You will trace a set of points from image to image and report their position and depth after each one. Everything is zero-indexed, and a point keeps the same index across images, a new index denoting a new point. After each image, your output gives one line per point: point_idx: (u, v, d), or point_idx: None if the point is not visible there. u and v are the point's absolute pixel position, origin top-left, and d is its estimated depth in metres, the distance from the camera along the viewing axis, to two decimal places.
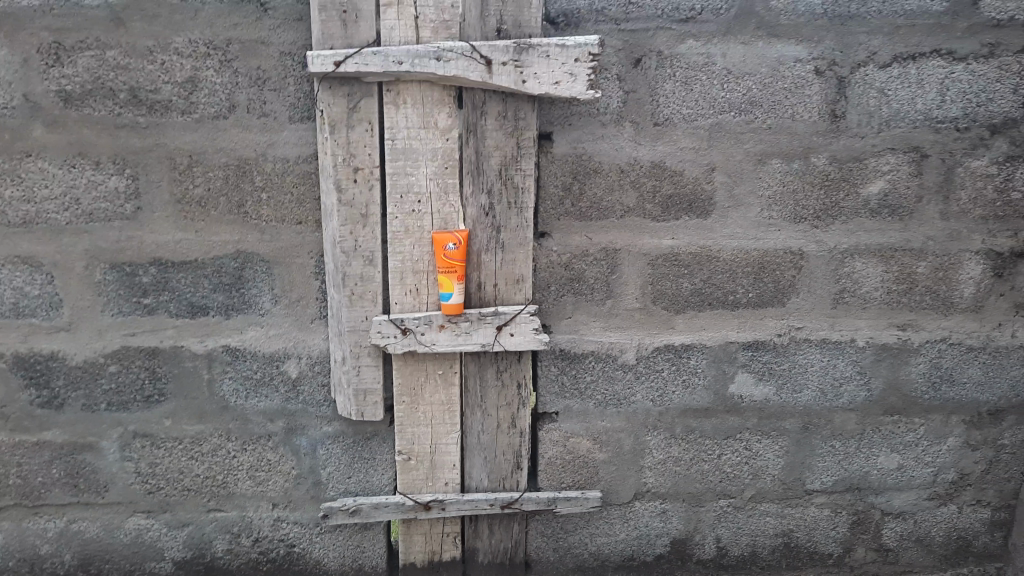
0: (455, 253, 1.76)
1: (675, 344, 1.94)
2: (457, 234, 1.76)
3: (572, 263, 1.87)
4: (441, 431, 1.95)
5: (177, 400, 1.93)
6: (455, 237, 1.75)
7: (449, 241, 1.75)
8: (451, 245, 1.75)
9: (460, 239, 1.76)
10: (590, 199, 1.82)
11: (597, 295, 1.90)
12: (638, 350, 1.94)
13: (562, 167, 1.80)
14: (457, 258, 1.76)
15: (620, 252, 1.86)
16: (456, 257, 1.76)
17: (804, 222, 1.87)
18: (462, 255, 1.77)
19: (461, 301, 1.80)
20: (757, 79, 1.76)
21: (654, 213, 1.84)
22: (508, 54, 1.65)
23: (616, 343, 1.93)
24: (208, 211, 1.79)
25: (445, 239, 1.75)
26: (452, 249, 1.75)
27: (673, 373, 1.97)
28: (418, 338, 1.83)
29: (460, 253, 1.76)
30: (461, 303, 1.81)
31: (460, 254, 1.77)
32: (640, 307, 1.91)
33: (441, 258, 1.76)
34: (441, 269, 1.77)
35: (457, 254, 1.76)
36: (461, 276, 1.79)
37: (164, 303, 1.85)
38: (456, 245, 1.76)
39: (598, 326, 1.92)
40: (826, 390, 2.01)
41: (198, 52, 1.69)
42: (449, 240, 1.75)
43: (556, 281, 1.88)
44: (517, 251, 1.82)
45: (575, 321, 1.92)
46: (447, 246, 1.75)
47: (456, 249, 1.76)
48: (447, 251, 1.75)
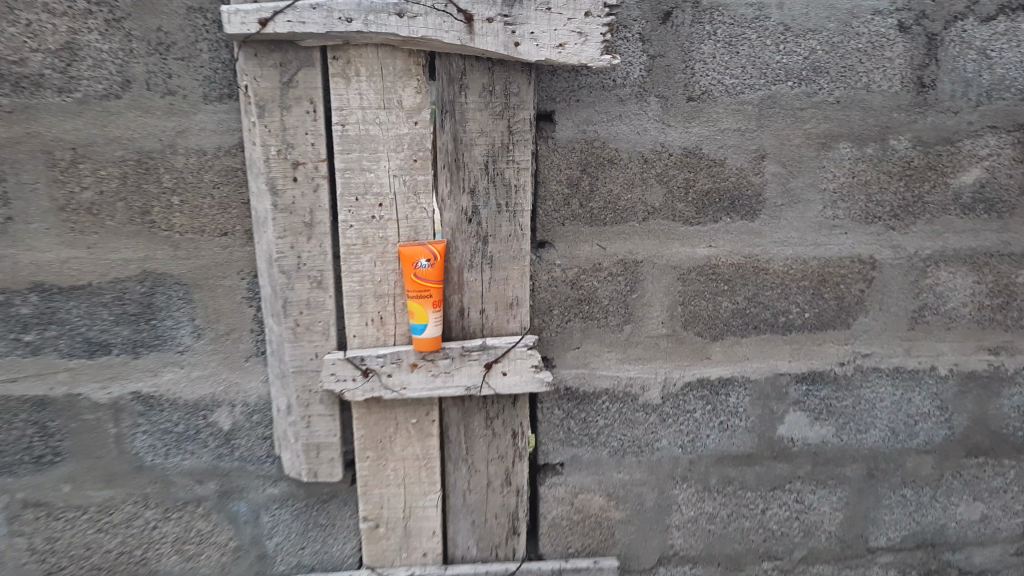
0: (427, 273, 1.35)
1: (710, 377, 1.54)
2: (430, 248, 1.35)
3: (581, 279, 1.45)
4: (417, 493, 1.54)
5: (77, 460, 1.50)
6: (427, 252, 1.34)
7: (419, 258, 1.34)
8: (422, 262, 1.34)
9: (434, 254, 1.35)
10: (603, 198, 1.40)
11: (613, 320, 1.49)
12: (664, 387, 1.54)
13: (568, 157, 1.37)
14: (430, 280, 1.36)
15: (642, 265, 1.45)
16: (428, 279, 1.35)
17: (878, 222, 1.45)
18: (437, 274, 1.36)
19: (438, 333, 1.39)
20: (824, 38, 1.34)
21: (686, 215, 1.42)
22: (495, 7, 1.22)
23: (637, 379, 1.53)
24: (103, 220, 1.36)
25: (414, 255, 1.34)
26: (423, 268, 1.34)
27: (707, 414, 1.57)
28: (384, 380, 1.42)
29: (434, 274, 1.35)
30: (438, 335, 1.40)
31: (435, 274, 1.36)
32: (667, 332, 1.50)
33: (409, 278, 1.35)
34: (410, 292, 1.36)
35: (430, 275, 1.35)
36: (437, 301, 1.38)
37: (52, 340, 1.42)
38: (428, 263, 1.35)
39: (614, 358, 1.52)
40: (897, 430, 1.61)
41: (75, 9, 1.26)
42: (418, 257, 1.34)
43: (560, 302, 1.47)
44: (509, 267, 1.40)
45: (584, 352, 1.51)
46: (416, 264, 1.34)
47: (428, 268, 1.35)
48: (417, 270, 1.34)
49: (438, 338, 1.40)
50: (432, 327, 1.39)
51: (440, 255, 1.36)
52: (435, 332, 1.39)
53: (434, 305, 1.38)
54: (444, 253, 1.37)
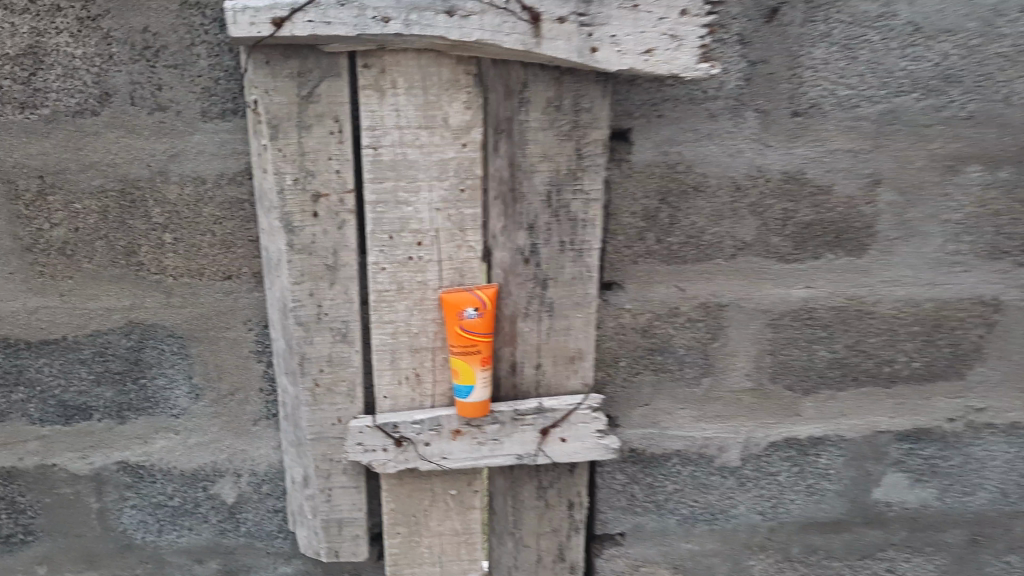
0: (473, 326, 1.12)
1: (798, 435, 1.32)
2: (479, 297, 1.11)
3: (654, 326, 1.22)
4: (454, 571, 1.31)
5: (53, 540, 1.27)
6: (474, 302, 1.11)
7: (464, 309, 1.11)
8: (467, 313, 1.11)
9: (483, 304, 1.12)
10: (685, 232, 1.16)
11: (689, 373, 1.26)
12: (745, 447, 1.32)
13: (645, 183, 1.13)
14: (478, 335, 1.13)
15: (726, 310, 1.22)
16: (475, 333, 1.12)
17: (1006, 258, 1.22)
18: (486, 328, 1.13)
19: (485, 397, 1.16)
20: (960, 41, 1.10)
21: (783, 251, 1.19)
22: (569, 4, 0.97)
23: (714, 439, 1.31)
24: (77, 263, 1.12)
25: (459, 306, 1.11)
26: (469, 321, 1.11)
27: (792, 476, 1.35)
28: (420, 451, 1.19)
29: (481, 327, 1.12)
30: (485, 400, 1.16)
31: (482, 327, 1.12)
32: (752, 386, 1.27)
33: (453, 331, 1.12)
34: (452, 347, 1.13)
35: (477, 329, 1.12)
36: (486, 359, 1.14)
37: (20, 404, 1.18)
38: (476, 314, 1.12)
39: (689, 416, 1.29)
40: (1008, 492, 1.39)
41: (39, 3, 1.00)
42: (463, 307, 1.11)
43: (628, 353, 1.23)
44: (572, 315, 1.16)
45: (654, 409, 1.28)
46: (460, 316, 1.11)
47: (475, 321, 1.12)
48: (461, 324, 1.11)
49: (485, 404, 1.16)
50: (478, 391, 1.15)
51: (491, 305, 1.13)
52: (482, 396, 1.15)
53: (481, 364, 1.14)
54: (496, 300, 1.14)
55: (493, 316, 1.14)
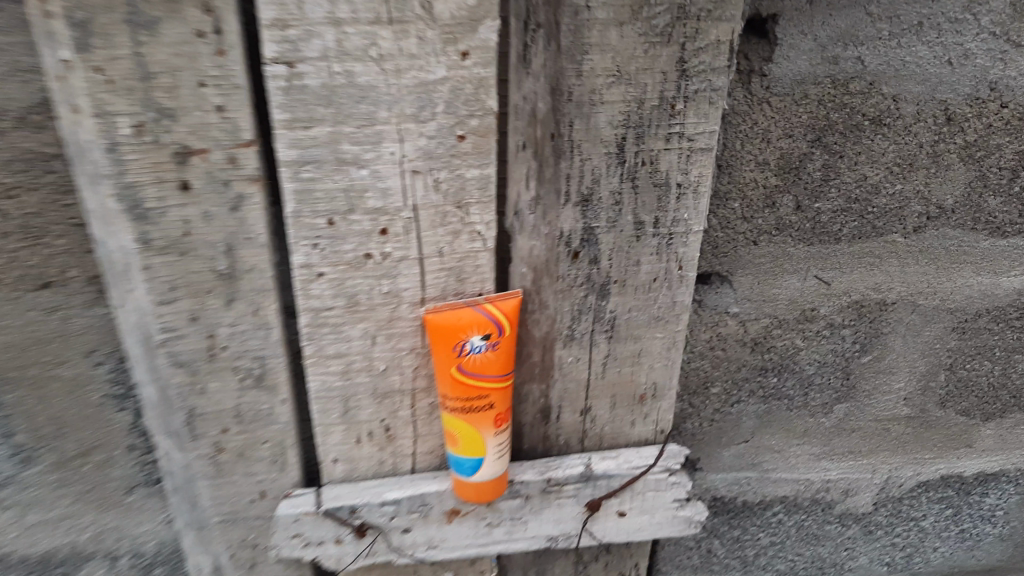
0: (480, 365, 0.65)
1: (960, 472, 0.88)
2: (489, 317, 0.64)
3: (771, 337, 0.75)
4: None
5: None
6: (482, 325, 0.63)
7: (464, 337, 0.64)
8: (471, 344, 0.64)
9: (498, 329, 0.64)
10: (847, 194, 0.67)
11: (817, 399, 0.80)
12: (881, 490, 0.89)
13: (789, 115, 0.63)
14: (488, 378, 0.66)
15: (893, 311, 0.75)
16: (482, 375, 0.65)
17: None
18: (503, 364, 0.66)
19: (501, 471, 0.70)
20: None
21: (999, 220, 0.72)
22: None
23: (839, 482, 0.87)
24: None
25: (455, 333, 0.63)
26: (473, 357, 0.64)
27: (941, 522, 0.93)
28: (392, 541, 0.73)
29: (493, 365, 0.65)
30: (501, 475, 0.70)
31: (495, 366, 0.65)
32: (909, 415, 0.82)
33: (446, 376, 0.65)
34: (445, 400, 0.66)
35: (487, 370, 0.65)
36: (503, 415, 0.68)
37: None
38: (486, 348, 0.64)
39: (807, 454, 0.84)
40: None
41: None
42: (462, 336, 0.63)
43: (725, 376, 0.77)
44: (647, 334, 0.69)
45: (755, 447, 0.83)
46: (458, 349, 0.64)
47: (483, 356, 0.64)
48: (459, 361, 0.64)
49: (501, 480, 0.70)
50: (490, 464, 0.69)
51: (510, 329, 0.65)
52: (497, 471, 0.69)
53: (496, 423, 0.67)
54: (517, 322, 0.66)
55: (512, 345, 0.66)
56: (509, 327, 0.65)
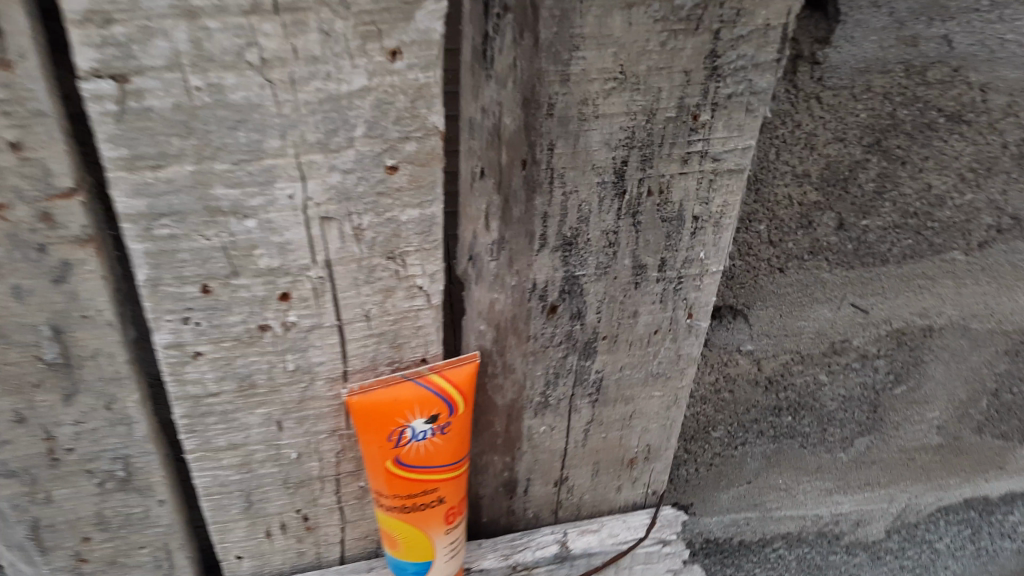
0: (425, 454, 0.48)
1: (986, 493, 0.77)
2: (436, 395, 0.47)
3: (790, 374, 0.60)
4: None
5: None
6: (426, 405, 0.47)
7: (403, 423, 0.47)
8: (412, 430, 0.47)
9: (448, 407, 0.48)
10: (904, 207, 0.51)
11: (838, 434, 0.66)
12: (897, 517, 0.76)
13: (845, 113, 0.46)
14: (436, 468, 0.49)
15: (939, 337, 0.60)
16: (428, 465, 0.49)
17: None
18: (456, 448, 0.50)
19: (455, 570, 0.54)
20: None
21: None
22: None
23: (852, 514, 0.74)
24: None
25: (390, 418, 0.47)
26: (415, 446, 0.48)
27: (960, 543, 0.81)
28: None
29: (443, 451, 0.49)
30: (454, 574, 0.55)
31: (446, 453, 0.49)
32: (940, 443, 0.69)
33: (381, 468, 0.49)
34: (378, 496, 0.50)
35: (434, 459, 0.49)
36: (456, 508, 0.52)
37: None
38: (430, 429, 0.48)
39: (819, 489, 0.71)
40: None
41: None
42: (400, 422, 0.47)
43: (730, 419, 0.62)
44: (642, 394, 0.53)
45: (760, 488, 0.69)
46: (395, 438, 0.47)
47: (429, 443, 0.48)
48: (397, 452, 0.48)
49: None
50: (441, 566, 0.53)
51: (463, 404, 0.49)
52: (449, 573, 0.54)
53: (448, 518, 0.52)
54: (471, 390, 0.49)
55: (467, 422, 0.50)
56: (463, 403, 0.48)
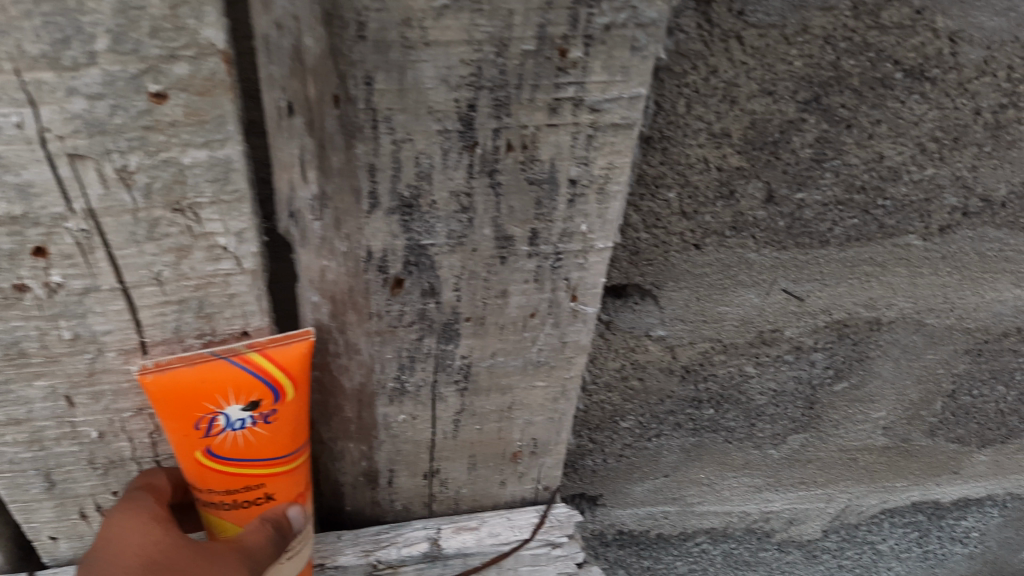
0: (246, 448, 0.39)
1: (937, 497, 0.69)
2: (255, 380, 0.38)
3: (711, 364, 0.51)
4: None
5: None
6: (241, 392, 0.38)
7: (212, 412, 0.38)
8: (225, 420, 0.38)
9: (273, 395, 0.38)
10: (849, 180, 0.42)
11: (767, 431, 0.58)
12: (835, 518, 0.68)
13: (774, 59, 0.36)
14: (262, 464, 0.40)
15: (888, 331, 0.52)
16: (251, 461, 0.40)
17: None
18: (290, 441, 0.41)
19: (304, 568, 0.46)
20: None
21: None
22: None
23: (785, 512, 0.66)
24: None
25: (195, 405, 0.37)
26: (231, 439, 0.39)
27: (905, 545, 0.74)
28: None
29: (269, 445, 0.40)
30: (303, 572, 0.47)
31: (273, 448, 0.40)
32: (887, 445, 0.61)
33: (190, 461, 0.40)
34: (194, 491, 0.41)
35: (257, 454, 0.40)
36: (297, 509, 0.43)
37: None
38: (246, 420, 0.38)
39: (748, 485, 0.63)
40: None
41: None
42: (207, 411, 0.38)
43: (639, 409, 0.54)
44: (522, 384, 0.45)
45: (679, 482, 0.61)
46: (204, 428, 0.38)
47: (249, 435, 0.39)
48: (207, 444, 0.39)
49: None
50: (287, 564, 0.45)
51: (297, 392, 0.40)
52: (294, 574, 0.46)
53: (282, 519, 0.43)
54: (307, 372, 0.40)
55: (305, 411, 0.41)
56: (293, 392, 0.39)
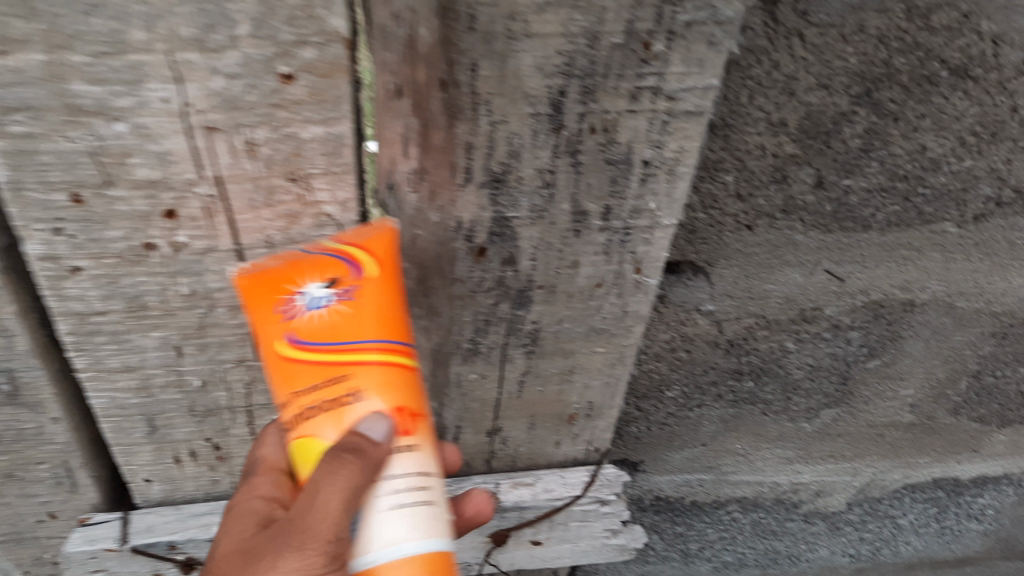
0: (331, 331, 0.33)
1: (957, 475, 0.72)
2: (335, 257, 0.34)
3: (754, 338, 0.55)
4: None
5: None
6: (320, 268, 0.33)
7: (291, 294, 0.33)
8: (306, 300, 0.33)
9: (354, 269, 0.33)
10: (893, 169, 0.46)
11: (802, 404, 0.62)
12: (860, 491, 0.72)
13: (832, 55, 0.40)
14: (343, 356, 0.33)
15: (920, 313, 0.55)
16: (337, 352, 0.33)
17: None
18: (383, 326, 0.33)
19: (425, 552, 0.31)
20: None
21: None
22: None
23: (813, 484, 0.70)
24: None
25: (275, 286, 0.33)
26: (313, 322, 0.33)
27: (924, 520, 0.78)
28: None
29: (349, 330, 0.33)
30: (433, 562, 0.31)
31: (357, 335, 0.33)
32: (913, 422, 0.65)
33: (275, 368, 0.33)
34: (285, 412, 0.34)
35: (340, 341, 0.33)
36: (394, 422, 0.33)
37: None
38: (329, 299, 0.33)
39: (780, 457, 0.67)
40: None
41: None
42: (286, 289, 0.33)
43: (684, 380, 0.58)
44: (583, 349, 0.49)
45: (716, 451, 0.65)
46: (284, 311, 0.33)
47: (332, 317, 0.33)
48: (288, 333, 0.33)
49: (419, 568, 0.30)
50: (393, 516, 0.31)
51: (381, 269, 0.34)
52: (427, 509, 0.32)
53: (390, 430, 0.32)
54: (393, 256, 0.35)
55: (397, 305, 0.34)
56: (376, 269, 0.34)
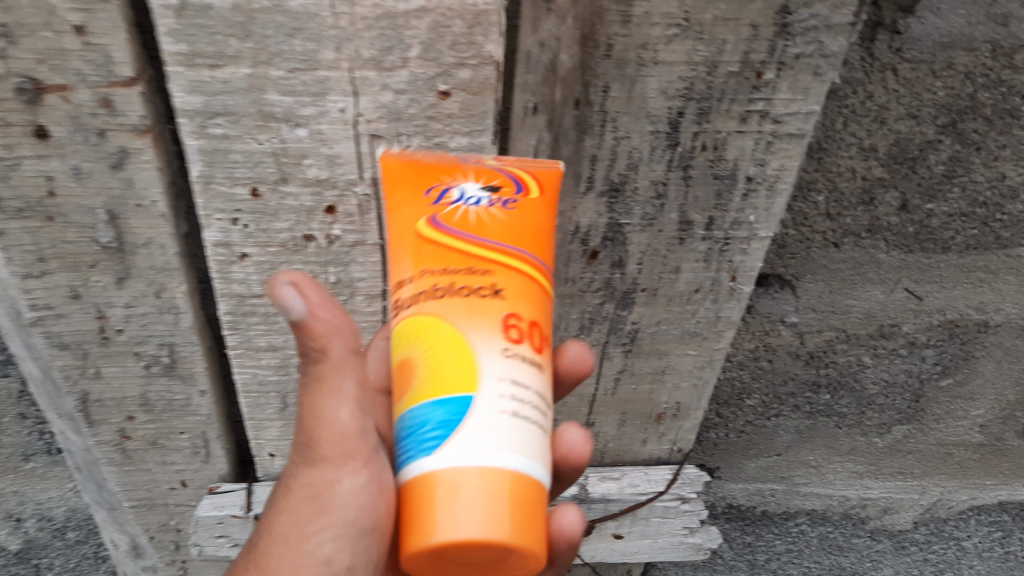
0: (476, 226, 0.34)
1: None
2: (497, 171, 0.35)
3: (833, 351, 0.59)
4: None
5: None
6: (482, 174, 0.35)
7: (446, 183, 0.35)
8: (460, 194, 0.34)
9: (516, 187, 0.35)
10: (974, 194, 0.49)
11: (876, 419, 0.65)
12: (927, 511, 0.75)
13: (921, 88, 0.44)
14: (474, 253, 0.33)
15: (993, 334, 0.59)
16: (471, 245, 0.33)
17: None
18: (528, 242, 0.34)
19: (511, 469, 0.29)
20: None
21: None
22: None
23: (881, 501, 0.73)
24: None
25: (433, 177, 0.35)
26: (461, 214, 0.34)
27: (987, 544, 0.80)
28: None
29: (495, 232, 0.34)
30: (520, 482, 0.29)
31: (499, 237, 0.34)
32: (982, 442, 0.68)
33: (408, 246, 0.35)
34: (406, 289, 0.34)
35: (481, 239, 0.34)
36: (504, 326, 0.32)
37: None
38: (482, 198, 0.34)
39: (851, 471, 0.70)
40: None
41: None
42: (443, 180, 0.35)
43: (764, 389, 0.62)
44: (677, 351, 0.53)
45: (790, 461, 0.68)
46: (434, 197, 0.35)
47: (482, 216, 0.34)
48: (432, 213, 0.34)
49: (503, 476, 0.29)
50: (498, 418, 0.30)
51: (541, 198, 0.36)
52: (520, 424, 0.30)
53: (501, 331, 0.32)
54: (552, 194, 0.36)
55: (546, 237, 0.35)
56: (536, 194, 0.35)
